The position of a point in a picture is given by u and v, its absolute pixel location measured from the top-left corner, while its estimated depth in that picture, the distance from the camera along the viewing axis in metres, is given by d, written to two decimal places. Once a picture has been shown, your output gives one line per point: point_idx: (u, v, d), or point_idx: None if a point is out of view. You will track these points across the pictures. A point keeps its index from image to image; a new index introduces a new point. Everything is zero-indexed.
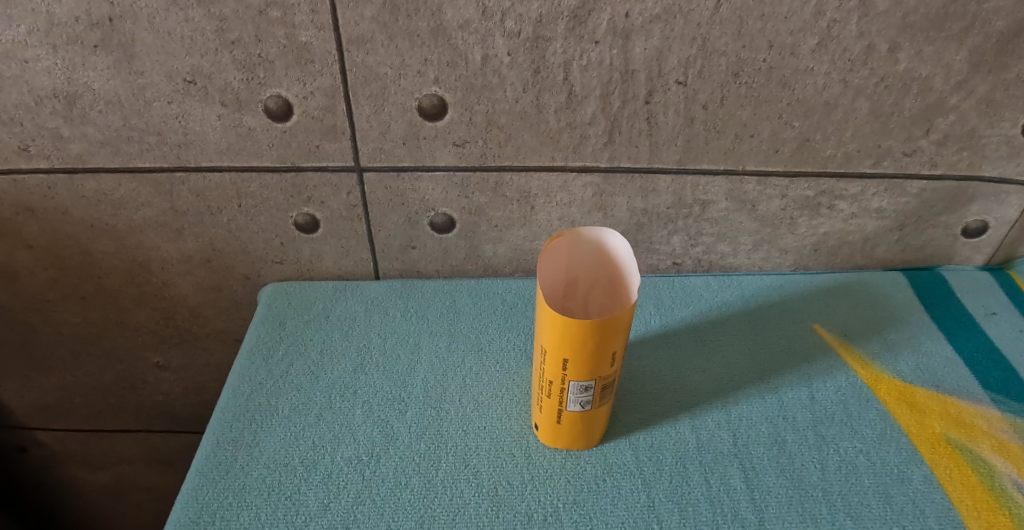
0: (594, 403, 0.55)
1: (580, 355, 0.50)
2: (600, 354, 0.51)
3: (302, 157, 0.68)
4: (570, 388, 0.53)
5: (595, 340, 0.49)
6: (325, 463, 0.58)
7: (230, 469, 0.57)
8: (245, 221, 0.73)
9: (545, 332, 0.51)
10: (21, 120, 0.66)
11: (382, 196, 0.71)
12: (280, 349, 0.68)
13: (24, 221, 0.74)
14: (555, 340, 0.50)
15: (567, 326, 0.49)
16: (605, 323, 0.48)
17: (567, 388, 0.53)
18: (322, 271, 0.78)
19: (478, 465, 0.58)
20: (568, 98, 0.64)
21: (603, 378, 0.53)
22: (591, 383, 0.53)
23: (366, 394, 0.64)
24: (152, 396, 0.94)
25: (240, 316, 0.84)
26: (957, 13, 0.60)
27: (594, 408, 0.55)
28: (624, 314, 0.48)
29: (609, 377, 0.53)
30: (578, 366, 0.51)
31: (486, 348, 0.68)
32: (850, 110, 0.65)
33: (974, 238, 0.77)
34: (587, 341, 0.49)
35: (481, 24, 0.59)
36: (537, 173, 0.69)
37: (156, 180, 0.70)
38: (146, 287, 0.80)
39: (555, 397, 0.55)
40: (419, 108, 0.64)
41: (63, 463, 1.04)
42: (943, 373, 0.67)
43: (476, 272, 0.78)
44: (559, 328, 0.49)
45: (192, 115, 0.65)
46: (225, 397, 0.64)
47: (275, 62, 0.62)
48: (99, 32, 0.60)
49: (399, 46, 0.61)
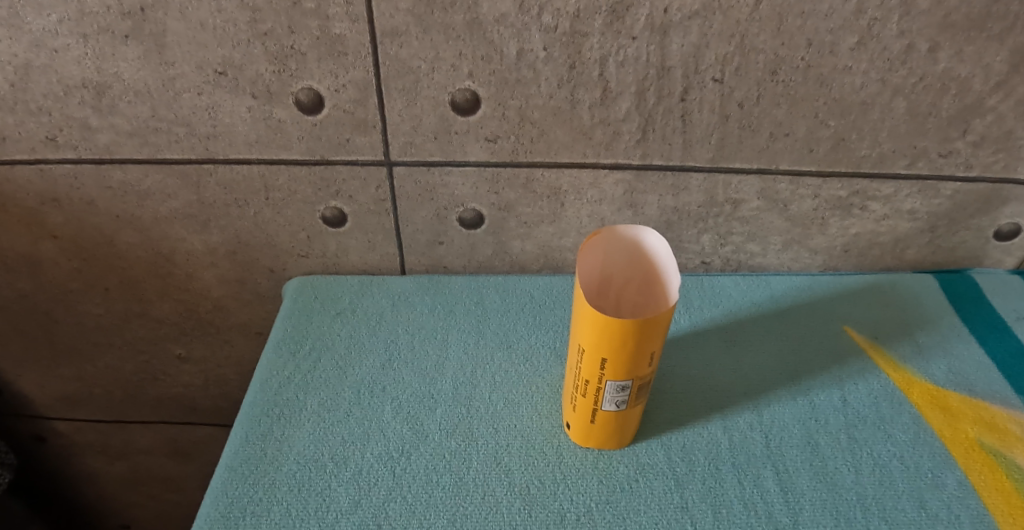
0: (630, 403, 0.54)
1: (619, 353, 0.50)
2: (639, 353, 0.50)
3: (331, 150, 0.67)
4: (606, 388, 0.53)
5: (635, 340, 0.49)
6: (355, 459, 0.58)
7: (260, 463, 0.57)
8: (272, 214, 0.73)
9: (582, 330, 0.51)
10: (49, 110, 0.66)
11: (411, 191, 0.70)
12: (308, 344, 0.67)
13: (49, 211, 0.73)
14: (593, 339, 0.50)
15: (608, 325, 0.48)
16: (646, 320, 0.47)
17: (604, 388, 0.53)
18: (347, 266, 0.78)
19: (510, 464, 0.57)
20: (603, 94, 0.63)
21: (640, 378, 0.52)
22: (627, 383, 0.52)
23: (395, 390, 0.63)
24: (172, 389, 0.94)
25: (263, 309, 0.83)
26: (1000, 13, 0.59)
27: (629, 408, 0.55)
28: (664, 312, 0.48)
29: (645, 377, 0.52)
30: (616, 364, 0.51)
31: (515, 345, 0.68)
32: (887, 109, 0.65)
33: (1007, 241, 0.76)
34: (627, 340, 0.49)
35: (518, 18, 0.59)
36: (569, 170, 0.68)
37: (184, 171, 0.70)
38: (170, 279, 0.80)
39: (590, 396, 0.54)
40: (452, 103, 0.64)
41: (81, 453, 1.04)
42: (976, 377, 0.66)
43: (503, 268, 0.77)
44: (599, 327, 0.49)
45: (221, 107, 0.65)
46: (253, 391, 0.64)
47: (308, 53, 0.61)
48: (130, 22, 0.60)
49: (433, 39, 0.60)
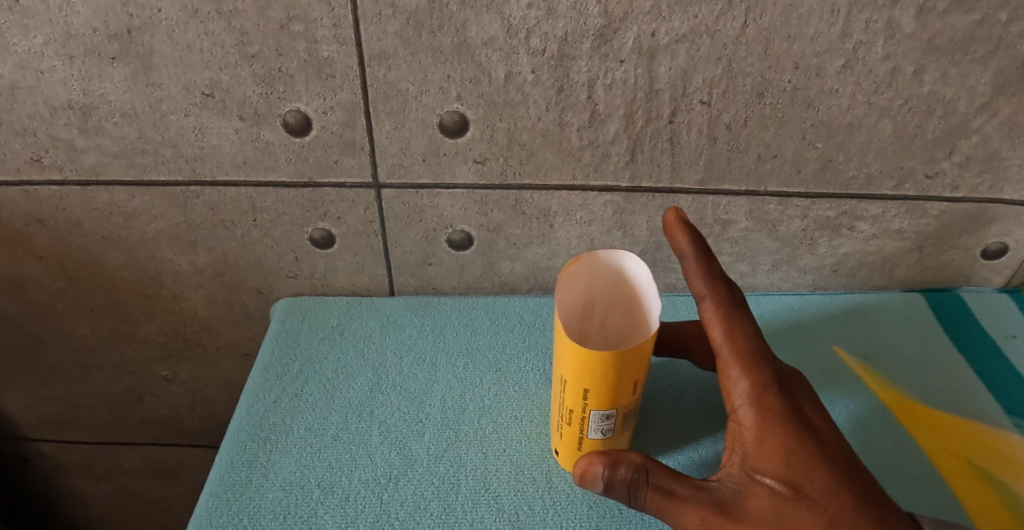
0: (616, 430, 0.54)
1: (600, 383, 0.49)
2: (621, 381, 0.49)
3: (319, 172, 0.67)
4: (590, 417, 0.52)
5: (617, 371, 0.48)
6: (342, 485, 0.57)
7: (245, 491, 0.56)
8: (260, 235, 0.72)
9: (563, 362, 0.50)
10: (35, 131, 0.65)
11: (400, 212, 0.70)
12: (295, 367, 0.67)
13: (34, 232, 0.73)
14: (574, 372, 0.50)
15: (589, 358, 0.48)
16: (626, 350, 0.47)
17: (588, 417, 0.52)
18: (336, 287, 0.77)
19: (499, 489, 0.57)
20: (591, 116, 0.63)
21: (624, 406, 0.52)
22: (612, 411, 0.52)
23: (383, 414, 0.63)
24: (158, 410, 0.92)
25: (251, 330, 0.82)
26: (983, 36, 0.59)
27: (615, 435, 0.54)
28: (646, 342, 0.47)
29: (630, 404, 0.52)
30: (599, 393, 0.50)
31: (505, 368, 0.67)
32: (874, 131, 0.65)
33: (994, 260, 0.76)
34: (609, 371, 0.48)
35: (506, 42, 0.59)
36: (558, 191, 0.68)
37: (171, 193, 0.69)
38: (157, 300, 0.79)
39: (576, 425, 0.54)
40: (441, 125, 0.64)
41: (66, 474, 1.02)
42: (965, 398, 0.66)
43: (493, 289, 0.77)
44: (579, 360, 0.48)
45: (209, 128, 0.65)
46: (239, 415, 0.63)
47: (295, 76, 0.61)
48: (117, 44, 0.60)
49: (422, 62, 0.60)
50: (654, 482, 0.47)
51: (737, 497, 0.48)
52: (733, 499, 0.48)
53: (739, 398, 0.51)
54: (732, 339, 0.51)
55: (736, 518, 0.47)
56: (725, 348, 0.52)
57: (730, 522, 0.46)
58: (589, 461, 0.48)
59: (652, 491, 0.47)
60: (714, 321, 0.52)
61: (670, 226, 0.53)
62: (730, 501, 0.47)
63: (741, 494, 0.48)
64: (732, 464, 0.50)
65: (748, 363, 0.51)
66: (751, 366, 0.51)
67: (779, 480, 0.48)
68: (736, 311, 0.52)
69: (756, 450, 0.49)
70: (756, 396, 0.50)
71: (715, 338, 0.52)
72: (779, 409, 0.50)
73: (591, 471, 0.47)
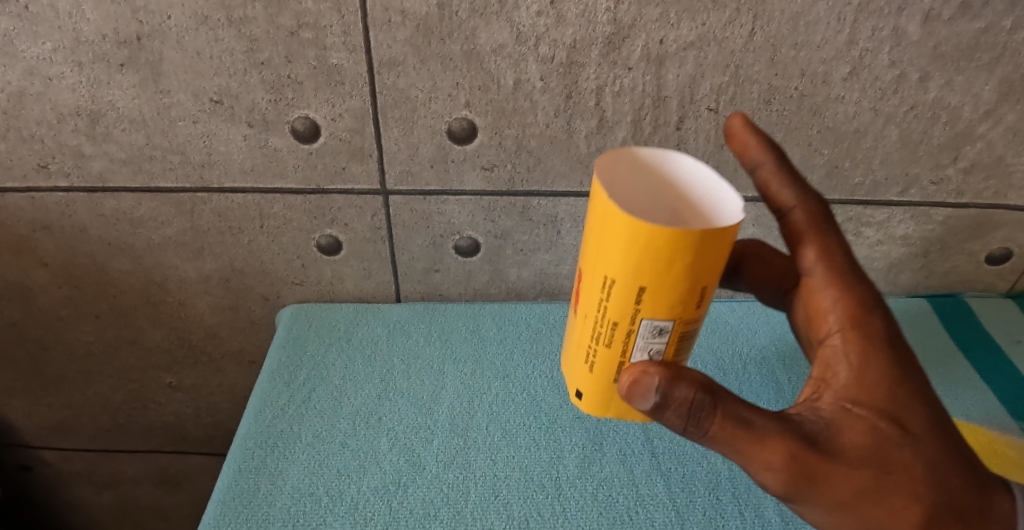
0: (671, 351, 0.40)
1: (659, 288, 0.37)
2: (684, 299, 0.38)
3: (327, 179, 0.67)
4: (639, 329, 0.39)
5: (690, 249, 0.35)
6: (350, 493, 0.57)
7: (253, 498, 0.56)
8: (267, 242, 0.72)
9: (605, 248, 0.37)
10: (43, 137, 0.65)
11: (407, 219, 0.70)
12: (302, 374, 0.67)
13: (40, 238, 0.73)
14: (623, 256, 0.36)
15: (645, 235, 0.35)
16: (697, 241, 0.35)
17: (638, 328, 0.39)
18: (342, 293, 0.77)
19: (509, 496, 0.57)
20: (599, 123, 0.63)
21: (687, 315, 0.39)
22: (671, 323, 0.39)
23: (391, 421, 0.62)
24: (162, 417, 0.92)
25: (256, 337, 0.82)
26: (988, 43, 0.59)
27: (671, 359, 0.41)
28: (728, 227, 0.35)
29: (693, 317, 0.39)
30: (653, 300, 0.37)
31: (513, 375, 0.67)
32: (880, 137, 0.65)
33: (998, 265, 0.76)
34: (676, 255, 0.35)
35: (515, 49, 0.59)
36: (565, 198, 0.68)
37: (178, 199, 0.69)
38: (162, 306, 0.79)
39: (617, 344, 0.40)
40: (449, 132, 0.64)
41: (68, 482, 1.02)
42: (973, 404, 0.66)
43: (499, 296, 0.77)
44: (631, 228, 0.35)
45: (217, 135, 0.65)
46: (246, 422, 0.63)
47: (304, 83, 0.61)
48: (126, 51, 0.60)
49: (431, 69, 0.60)
50: (722, 409, 0.39)
51: (834, 432, 0.40)
52: (827, 435, 0.40)
53: (831, 322, 0.45)
54: (828, 255, 0.45)
55: (829, 456, 0.39)
56: (814, 267, 0.46)
57: (823, 462, 0.39)
58: (645, 370, 0.39)
59: (720, 423, 0.39)
60: (796, 235, 0.46)
61: (736, 131, 0.46)
62: (824, 436, 0.40)
63: (837, 426, 0.41)
64: (822, 397, 0.43)
65: (845, 281, 0.45)
66: (848, 286, 0.45)
67: (882, 414, 0.41)
68: (824, 222, 0.46)
69: (854, 379, 0.42)
70: (857, 319, 0.44)
71: (803, 256, 0.46)
72: (883, 331, 0.44)
73: (645, 381, 0.39)
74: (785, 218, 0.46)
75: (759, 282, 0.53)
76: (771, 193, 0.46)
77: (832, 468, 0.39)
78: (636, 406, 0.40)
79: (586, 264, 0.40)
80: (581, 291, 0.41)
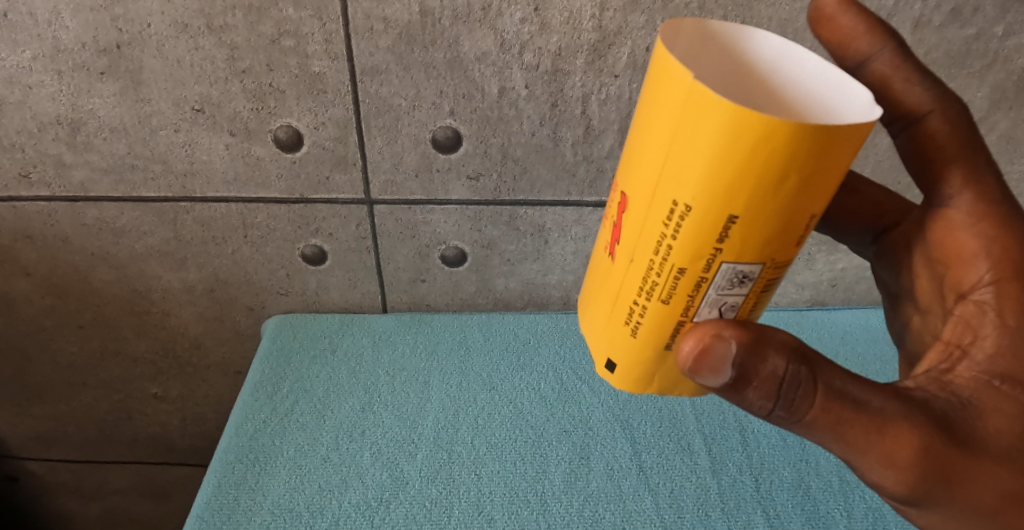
0: (744, 308, 0.34)
1: (756, 218, 0.30)
2: (783, 229, 0.31)
3: (311, 188, 0.66)
4: (717, 275, 0.32)
5: (800, 173, 0.29)
6: (332, 509, 0.56)
7: (232, 514, 0.55)
8: (251, 252, 0.71)
9: (692, 165, 0.30)
10: (23, 146, 0.64)
11: (392, 228, 0.69)
12: (285, 386, 0.66)
13: (21, 248, 0.72)
14: (718, 177, 0.29)
15: (755, 155, 0.28)
16: (822, 146, 0.28)
17: (717, 273, 0.32)
18: (328, 303, 0.76)
19: (493, 512, 0.56)
20: (586, 132, 0.62)
21: (772, 263, 0.32)
22: (756, 268, 0.32)
23: (374, 435, 0.61)
24: (148, 428, 0.91)
25: (242, 347, 0.81)
26: (980, 50, 0.59)
27: (741, 314, 0.34)
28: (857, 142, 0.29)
29: (777, 269, 0.33)
30: (743, 233, 0.31)
31: (500, 387, 0.66)
32: (871, 145, 0.64)
33: None
34: (784, 179, 0.29)
35: (499, 56, 0.58)
36: (552, 207, 0.67)
37: (160, 209, 0.68)
38: (146, 316, 0.78)
39: (684, 296, 0.33)
40: (433, 140, 0.63)
41: (54, 494, 1.00)
42: None
43: (487, 306, 0.76)
44: (740, 142, 0.28)
45: (199, 144, 0.64)
46: (228, 435, 0.61)
47: (286, 91, 0.60)
48: (106, 59, 0.59)
49: (414, 77, 0.59)
50: (821, 384, 0.35)
51: (972, 417, 0.36)
52: (960, 415, 0.36)
53: (982, 268, 0.40)
54: (980, 184, 0.42)
55: (964, 442, 0.35)
56: (961, 197, 0.42)
57: (957, 451, 0.35)
58: (720, 335, 0.33)
59: (819, 406, 0.35)
60: (942, 152, 0.43)
61: (838, 16, 0.43)
62: (958, 419, 0.36)
63: (976, 410, 0.36)
64: (957, 367, 0.38)
65: (992, 214, 0.41)
66: (1002, 223, 0.41)
67: None
68: (972, 145, 0.43)
69: (1001, 347, 0.38)
70: (1011, 266, 0.40)
71: (948, 183, 0.42)
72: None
73: (717, 350, 0.33)
74: (919, 127, 0.43)
75: (842, 215, 0.51)
76: (902, 102, 0.43)
77: (969, 464, 0.35)
78: (702, 380, 0.35)
79: (646, 183, 0.32)
80: (629, 227, 0.34)
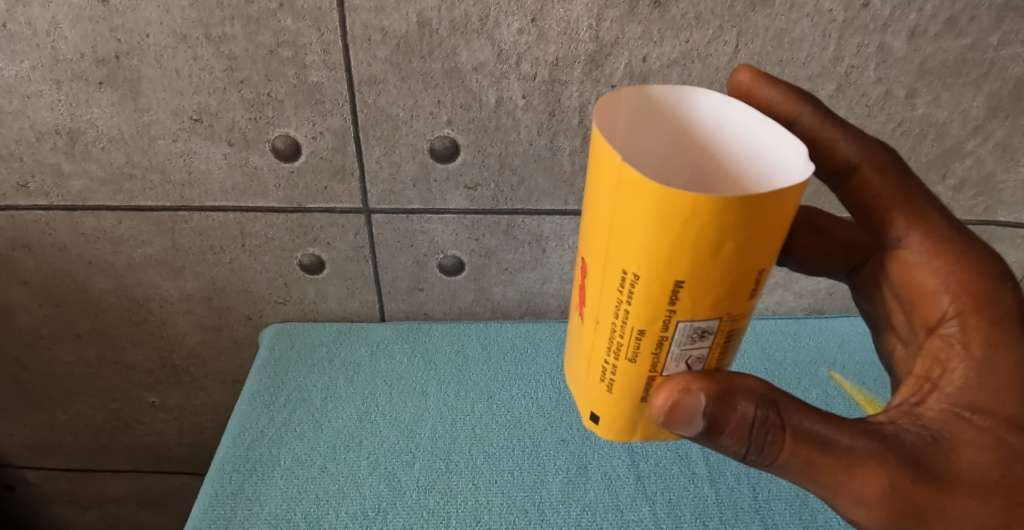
0: (709, 358, 0.34)
1: (703, 281, 0.30)
2: (734, 288, 0.31)
3: (309, 197, 0.66)
4: (674, 333, 0.32)
5: (741, 239, 0.28)
6: (329, 519, 0.56)
7: (229, 524, 0.55)
8: (249, 261, 0.71)
9: (632, 241, 0.30)
10: (21, 155, 0.64)
11: (390, 238, 0.69)
12: (283, 396, 0.66)
13: (19, 257, 0.71)
14: (657, 252, 0.29)
15: (687, 232, 0.28)
16: (753, 213, 0.28)
17: (672, 332, 0.32)
18: (325, 313, 0.76)
19: (490, 523, 0.55)
20: (583, 141, 0.62)
21: (730, 317, 0.32)
22: (715, 323, 0.32)
23: (371, 445, 0.61)
24: (146, 437, 0.91)
25: (240, 356, 0.81)
26: (975, 60, 0.59)
27: (706, 366, 0.34)
28: (791, 201, 0.29)
29: (737, 320, 0.32)
30: (692, 296, 0.30)
31: (497, 397, 0.66)
32: None
33: None
34: (723, 247, 0.28)
35: (497, 66, 0.58)
36: (550, 216, 0.67)
37: (158, 218, 0.68)
38: (144, 325, 0.78)
39: (645, 353, 0.33)
40: (431, 150, 0.63)
41: (50, 502, 1.00)
42: None
43: (484, 315, 0.76)
44: (670, 222, 0.28)
45: (198, 153, 0.64)
46: (225, 445, 0.61)
47: (285, 101, 0.60)
48: (104, 69, 0.59)
49: (412, 87, 0.59)
50: (789, 424, 0.35)
51: (942, 451, 0.37)
52: (931, 451, 0.37)
53: (944, 303, 0.41)
54: (925, 223, 0.42)
55: (936, 479, 0.36)
56: (908, 237, 0.42)
57: (928, 489, 0.35)
58: (686, 388, 0.33)
59: (788, 450, 0.35)
60: (881, 200, 0.43)
61: (749, 87, 0.43)
62: (929, 455, 0.36)
63: (947, 442, 0.37)
64: (927, 401, 0.39)
65: (944, 250, 0.41)
66: (954, 257, 0.41)
67: (1002, 422, 0.37)
68: (909, 187, 0.43)
69: (966, 382, 0.38)
70: (970, 300, 0.40)
71: (893, 226, 0.43)
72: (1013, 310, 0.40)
73: (685, 404, 0.33)
74: (855, 177, 0.43)
75: (815, 255, 0.50)
76: (833, 154, 0.43)
77: (945, 502, 0.36)
78: (674, 432, 0.35)
79: (597, 251, 0.32)
80: (590, 291, 0.34)
